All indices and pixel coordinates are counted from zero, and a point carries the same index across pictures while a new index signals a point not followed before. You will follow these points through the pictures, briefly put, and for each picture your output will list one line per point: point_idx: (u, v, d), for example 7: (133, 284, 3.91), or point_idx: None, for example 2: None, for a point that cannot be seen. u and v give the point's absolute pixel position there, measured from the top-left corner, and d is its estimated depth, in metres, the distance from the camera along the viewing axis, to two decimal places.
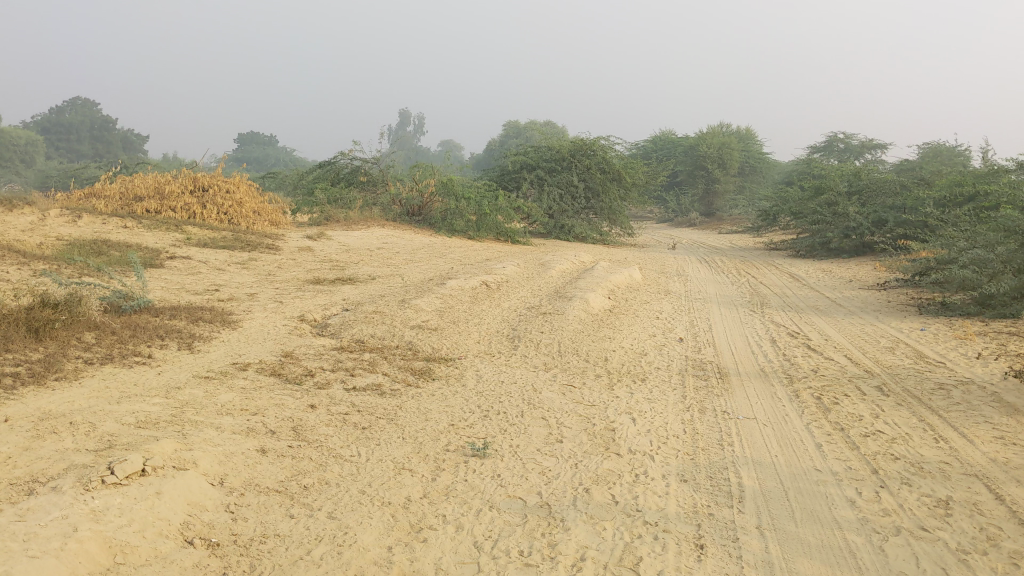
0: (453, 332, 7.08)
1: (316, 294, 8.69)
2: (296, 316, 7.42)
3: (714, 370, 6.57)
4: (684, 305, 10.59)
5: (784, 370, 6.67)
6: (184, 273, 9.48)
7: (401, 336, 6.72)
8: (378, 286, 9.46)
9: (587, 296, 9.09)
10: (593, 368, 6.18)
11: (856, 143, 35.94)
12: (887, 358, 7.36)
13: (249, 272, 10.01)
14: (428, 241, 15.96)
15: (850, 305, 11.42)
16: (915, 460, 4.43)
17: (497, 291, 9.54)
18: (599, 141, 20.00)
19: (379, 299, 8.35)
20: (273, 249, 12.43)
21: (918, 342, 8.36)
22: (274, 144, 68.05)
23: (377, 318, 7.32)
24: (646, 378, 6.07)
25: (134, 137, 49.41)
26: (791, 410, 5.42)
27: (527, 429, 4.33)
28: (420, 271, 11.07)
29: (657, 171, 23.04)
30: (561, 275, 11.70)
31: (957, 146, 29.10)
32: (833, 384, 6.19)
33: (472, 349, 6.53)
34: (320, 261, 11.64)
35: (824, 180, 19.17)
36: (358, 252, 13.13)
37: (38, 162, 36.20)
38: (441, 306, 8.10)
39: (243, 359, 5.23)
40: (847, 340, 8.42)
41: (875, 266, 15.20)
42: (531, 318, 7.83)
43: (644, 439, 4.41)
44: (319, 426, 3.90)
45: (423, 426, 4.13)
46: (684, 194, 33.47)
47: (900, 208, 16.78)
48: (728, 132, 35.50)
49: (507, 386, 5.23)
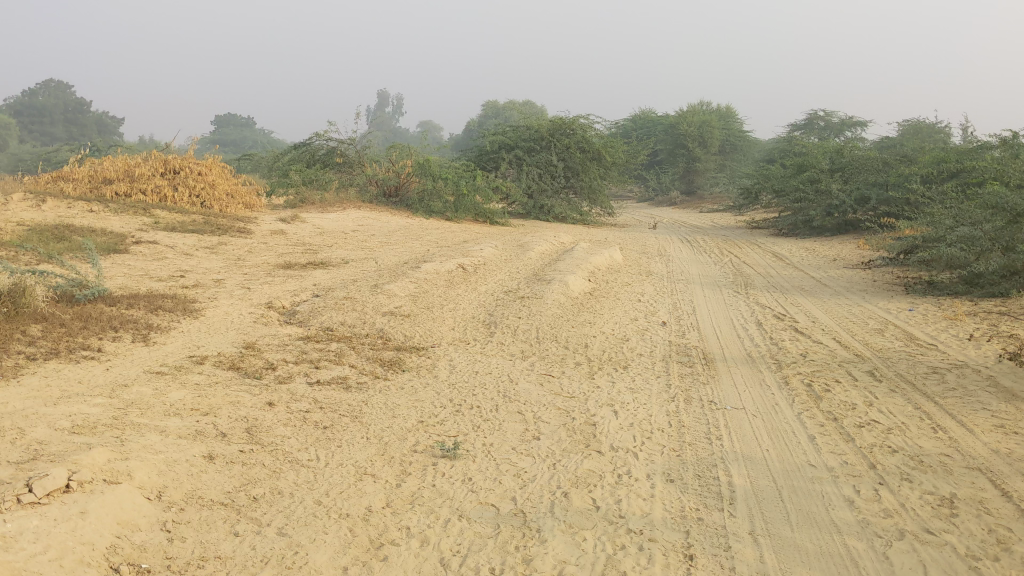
0: (427, 318, 6.78)
1: (287, 279, 8.36)
2: (263, 303, 7.09)
3: (699, 356, 6.31)
4: (666, 286, 10.33)
5: (771, 355, 6.42)
6: (148, 258, 9.12)
7: (372, 324, 6.41)
8: (352, 270, 9.15)
9: (566, 279, 8.80)
10: (573, 356, 5.90)
11: (836, 121, 35.75)
12: (877, 341, 7.13)
13: (218, 257, 9.67)
14: (404, 223, 15.63)
15: (835, 285, 11.19)
16: (913, 453, 4.18)
17: (473, 275, 9.24)
18: (579, 120, 19.67)
19: (351, 284, 8.03)
20: (244, 232, 12.07)
21: (907, 323, 8.13)
22: (251, 125, 67.29)
23: (348, 304, 7.01)
24: (628, 365, 5.80)
25: (109, 120, 48.65)
26: (781, 399, 5.17)
27: (502, 425, 4.05)
28: (395, 254, 10.75)
29: (637, 150, 22.74)
30: (540, 257, 11.40)
31: (937, 123, 28.93)
32: (823, 370, 5.94)
33: (446, 337, 6.23)
34: (292, 245, 11.30)
35: (806, 157, 18.93)
36: (332, 235, 12.79)
37: (11, 145, 35.58)
38: (414, 291, 7.80)
39: (201, 351, 4.91)
40: (834, 321, 8.19)
41: (859, 245, 15.01)
42: (509, 303, 7.54)
43: (626, 434, 4.14)
44: (276, 426, 3.60)
45: (390, 425, 3.83)
46: (665, 172, 33.22)
47: (883, 185, 16.58)
48: (709, 110, 35.24)
49: (482, 377, 4.94)
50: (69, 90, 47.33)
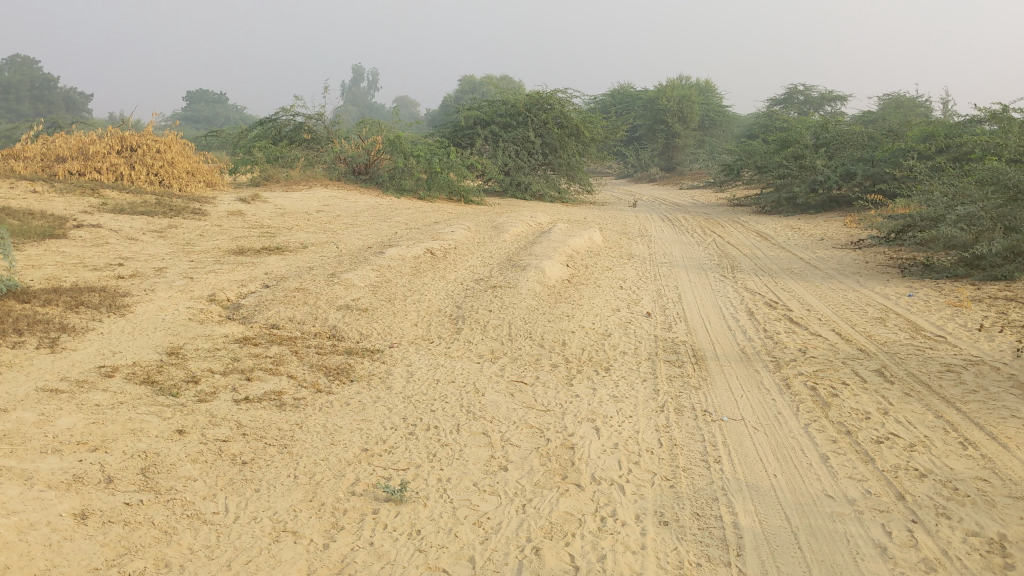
0: (387, 312, 6.10)
1: (236, 267, 7.65)
2: (206, 296, 6.39)
3: (688, 354, 5.67)
4: (649, 270, 9.68)
5: (768, 351, 5.80)
6: (87, 244, 8.38)
7: (324, 321, 5.73)
8: (309, 256, 8.45)
9: (542, 265, 8.13)
10: (549, 357, 5.25)
11: (816, 95, 35.17)
12: (881, 333, 6.52)
13: (165, 243, 8.94)
14: (373, 202, 14.92)
15: (826, 268, 10.59)
16: (945, 478, 3.57)
17: (442, 261, 8.55)
18: (556, 94, 18.98)
19: (307, 272, 7.33)
20: (200, 214, 11.32)
21: (909, 310, 7.54)
22: (224, 101, 66.06)
23: (298, 297, 6.32)
24: (610, 367, 5.15)
25: (77, 96, 47.41)
26: (783, 407, 4.54)
27: (462, 452, 3.40)
28: (360, 237, 10.04)
29: (617, 125, 22.01)
30: (514, 240, 10.72)
31: (919, 97, 28.38)
32: (827, 370, 5.31)
33: (407, 336, 5.56)
34: (249, 227, 10.57)
35: (790, 132, 18.32)
36: (294, 216, 12.06)
37: None
38: (375, 280, 7.11)
39: (115, 360, 4.21)
40: (831, 310, 7.57)
41: (846, 223, 14.44)
42: (478, 294, 6.86)
43: (610, 461, 3.49)
44: (182, 464, 2.92)
45: (324, 457, 3.17)
46: (643, 148, 32.62)
47: (869, 160, 16.00)
48: (687, 85, 34.54)
49: (443, 386, 4.28)
50: (34, 66, 45.97)
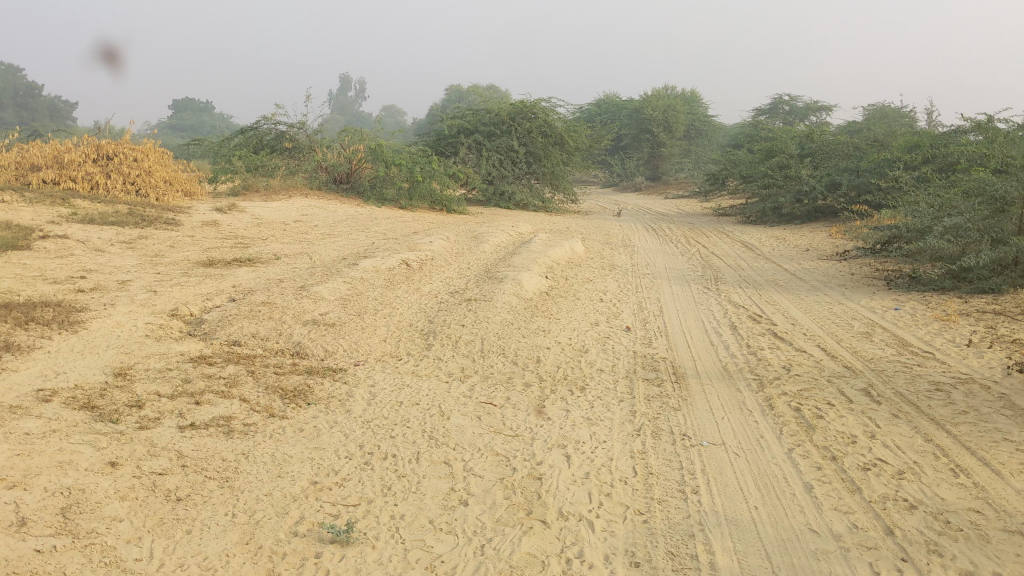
0: (355, 326, 5.85)
1: (203, 280, 7.40)
2: (168, 311, 6.13)
3: (668, 372, 5.45)
4: (632, 282, 9.47)
5: (751, 368, 5.59)
6: (50, 255, 8.10)
7: (288, 337, 5.48)
8: (280, 267, 8.20)
9: (520, 277, 7.91)
10: (522, 376, 5.02)
11: (801, 105, 35.13)
12: (867, 349, 6.32)
13: (133, 254, 8.67)
14: (352, 211, 14.69)
15: (812, 279, 10.41)
16: (937, 509, 3.36)
17: (418, 272, 8.32)
18: (540, 102, 18.80)
19: (275, 284, 7.09)
20: (172, 223, 11.05)
21: (896, 325, 7.34)
22: (210, 110, 65.74)
23: (264, 311, 6.06)
24: (586, 387, 4.92)
25: (61, 104, 47.06)
26: (766, 431, 4.33)
27: (419, 485, 3.16)
28: (335, 248, 9.80)
29: (602, 134, 21.84)
30: (494, 250, 10.50)
31: (903, 107, 28.34)
32: (812, 389, 5.10)
33: (375, 352, 5.32)
34: (223, 238, 10.31)
35: (775, 141, 18.17)
36: (270, 226, 11.81)
37: None
38: (346, 292, 6.87)
39: (57, 381, 3.95)
40: (817, 324, 7.37)
41: (831, 234, 14.28)
42: (452, 307, 6.63)
43: (580, 493, 3.27)
44: (109, 502, 2.69)
45: (268, 492, 2.94)
46: (629, 157, 32.50)
47: (855, 170, 15.86)
48: (673, 94, 34.46)
49: (406, 408, 4.04)
50: (16, 73, 45.57)
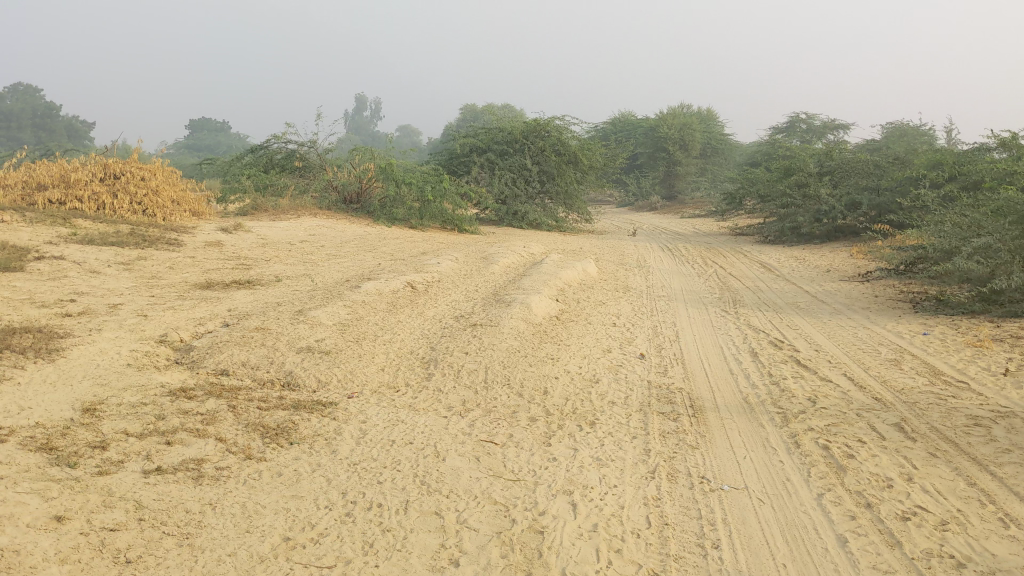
0: (352, 355, 5.52)
1: (199, 303, 7.09)
2: (156, 337, 5.82)
3: (685, 404, 5.09)
4: (646, 305, 9.12)
5: (774, 401, 5.22)
6: (43, 277, 7.81)
7: (279, 367, 5.15)
8: (280, 290, 7.88)
9: (529, 300, 7.57)
10: (527, 409, 4.67)
11: (818, 123, 34.78)
12: (897, 379, 5.93)
13: (129, 276, 8.38)
14: (361, 231, 14.41)
15: (834, 302, 10.02)
16: (988, 568, 2.98)
17: (423, 295, 8.00)
18: (554, 120, 18.52)
19: (272, 309, 6.77)
20: (174, 244, 10.77)
21: (926, 351, 6.95)
22: (226, 130, 65.91)
23: (257, 337, 5.73)
24: (596, 422, 4.56)
25: (79, 125, 47.24)
26: (794, 474, 3.96)
27: (406, 541, 2.82)
28: (340, 270, 9.49)
29: (616, 153, 21.52)
30: (504, 272, 10.17)
31: (923, 125, 27.93)
32: (841, 425, 4.73)
33: (371, 383, 4.98)
34: (225, 259, 10.02)
35: (793, 159, 17.80)
36: (275, 246, 11.52)
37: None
38: (346, 317, 6.54)
39: (18, 417, 3.63)
40: (842, 351, 6.98)
41: (852, 254, 13.90)
42: (456, 333, 6.29)
43: (586, 549, 2.91)
44: (47, 567, 2.36)
45: (233, 552, 2.60)
46: (645, 176, 32.18)
47: (875, 189, 15.48)
48: (689, 112, 34.16)
49: (398, 448, 3.69)
50: (36, 95, 45.81)
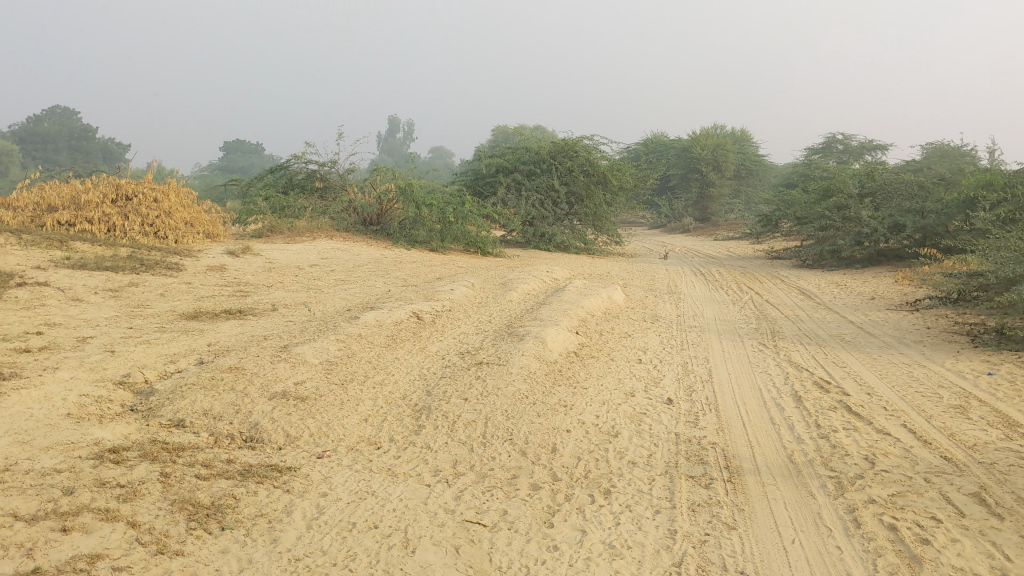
0: (334, 400, 4.79)
1: (178, 337, 6.39)
2: (116, 378, 5.11)
3: (720, 466, 4.30)
4: (676, 338, 8.33)
5: (825, 461, 4.42)
6: (17, 306, 7.15)
7: (244, 418, 4.42)
8: (272, 321, 7.18)
9: (544, 334, 6.80)
10: (530, 473, 3.91)
11: (855, 144, 33.91)
12: (968, 433, 5.10)
13: (113, 305, 7.71)
14: (378, 255, 13.75)
15: (882, 335, 9.18)
16: None
17: (428, 328, 7.27)
18: (583, 140, 17.79)
19: (255, 344, 6.04)
20: (174, 269, 10.12)
21: (995, 395, 6.11)
22: (260, 151, 66.01)
23: (227, 379, 5.01)
24: (612, 491, 3.80)
25: (114, 147, 47.25)
26: (856, 568, 3.17)
27: None
28: (344, 297, 8.80)
29: (648, 173, 20.73)
30: (522, 300, 9.45)
31: (965, 145, 26.97)
32: (908, 495, 3.92)
33: (348, 439, 4.23)
34: (223, 285, 9.35)
35: (832, 180, 16.95)
36: (281, 271, 10.86)
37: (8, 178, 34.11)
38: (334, 354, 5.80)
39: None
40: (897, 395, 6.15)
41: (897, 280, 13.02)
42: (458, 375, 5.54)
43: None
44: None
45: None
46: (676, 198, 31.39)
47: (920, 211, 14.63)
48: (723, 133, 33.38)
49: (357, 536, 2.96)
50: (74, 117, 45.95)
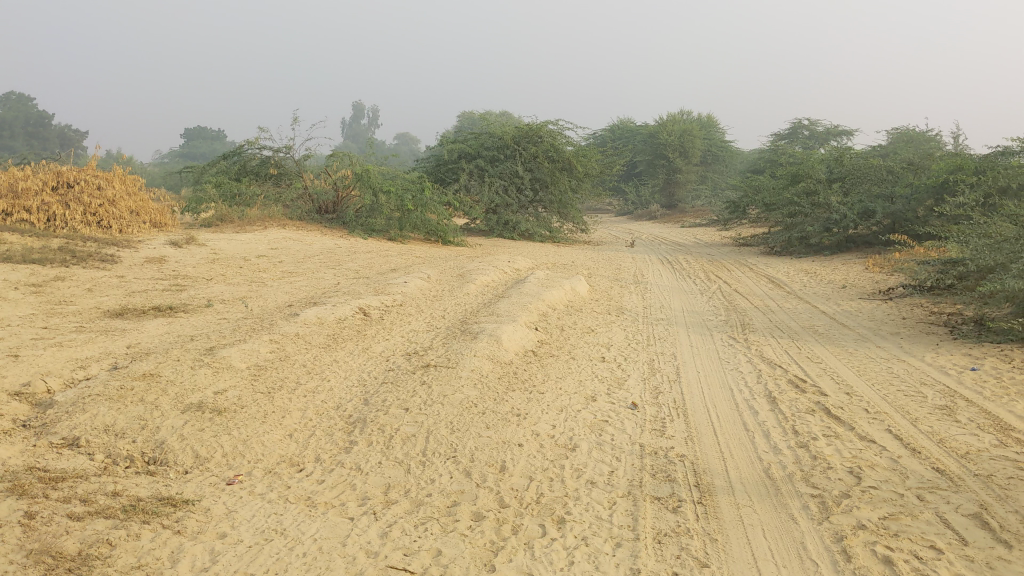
0: (257, 412, 4.25)
1: (97, 337, 5.81)
2: (12, 388, 4.52)
3: (689, 484, 3.81)
4: (643, 332, 7.86)
5: (806, 477, 3.96)
6: None
7: (150, 436, 3.86)
8: (205, 318, 6.59)
9: (499, 331, 6.29)
10: (474, 499, 3.40)
11: (820, 130, 33.68)
12: (959, 439, 4.66)
13: (33, 301, 7.07)
14: (331, 244, 13.15)
15: (856, 326, 8.76)
16: None
17: (375, 325, 6.73)
18: (547, 125, 17.26)
19: (179, 346, 5.48)
20: (108, 261, 9.47)
21: (982, 394, 5.68)
22: (221, 139, 64.77)
23: (139, 388, 4.45)
24: (567, 519, 3.29)
25: (70, 134, 46.01)
26: None
27: None
28: (288, 291, 8.23)
29: (614, 159, 20.24)
30: (479, 292, 8.92)
31: (929, 131, 26.74)
32: (903, 518, 3.45)
33: (266, 460, 3.70)
34: (159, 278, 8.73)
35: (800, 165, 16.52)
36: (226, 263, 10.25)
37: None
38: (265, 357, 5.24)
39: None
40: (878, 395, 5.71)
41: (868, 268, 12.65)
42: (402, 380, 5.01)
43: None
44: None
45: None
46: (644, 185, 31.00)
47: (889, 197, 14.28)
48: (690, 119, 32.99)
49: None
50: (29, 103, 44.64)
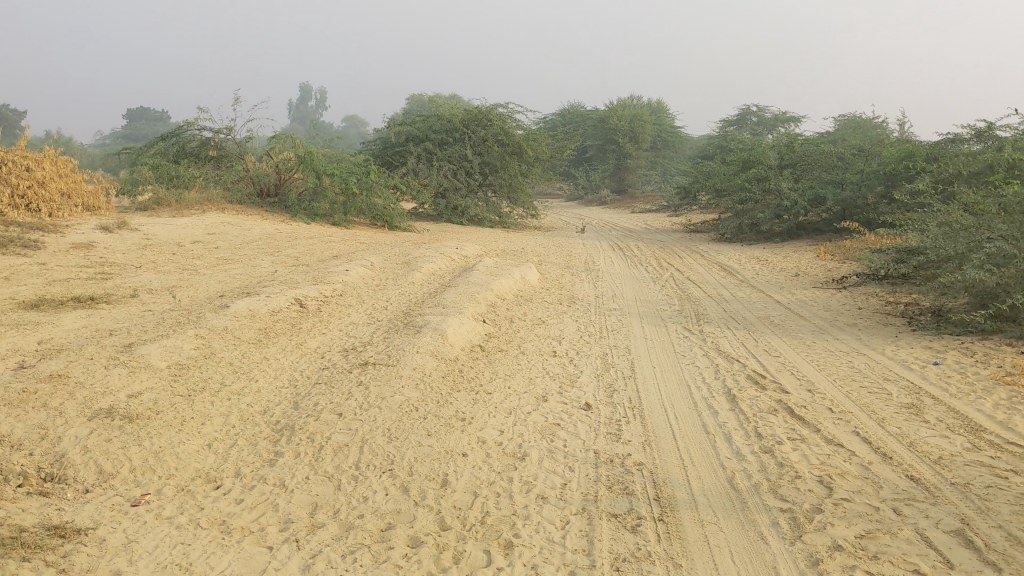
0: (174, 419, 3.83)
1: (6, 332, 5.32)
2: None
3: (648, 498, 3.49)
4: (595, 324, 7.54)
5: (773, 488, 3.66)
6: None
7: (49, 448, 3.44)
8: (128, 311, 6.12)
9: (444, 325, 5.92)
10: (411, 521, 3.04)
11: (769, 116, 33.68)
12: (930, 442, 4.40)
13: None
14: (272, 230, 12.64)
15: (812, 316, 8.54)
16: None
17: (312, 318, 6.32)
18: (496, 108, 16.86)
19: (94, 343, 5.02)
20: (31, 247, 8.91)
21: (949, 391, 5.45)
22: (164, 120, 63.27)
23: (43, 391, 4.01)
24: (515, 544, 2.95)
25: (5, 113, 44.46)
26: None
27: None
28: (222, 280, 7.77)
29: (564, 143, 19.92)
30: (424, 281, 8.54)
31: (876, 118, 26.79)
32: (881, 537, 3.16)
33: (180, 477, 3.30)
34: (84, 266, 8.20)
35: (751, 151, 16.33)
36: (157, 249, 9.72)
37: None
38: (188, 355, 4.82)
39: None
40: (841, 392, 5.45)
41: (820, 255, 12.48)
42: (337, 380, 4.62)
43: None
44: None
45: None
46: (595, 170, 30.73)
47: (840, 183, 14.14)
48: (640, 104, 32.78)
49: None
50: None
